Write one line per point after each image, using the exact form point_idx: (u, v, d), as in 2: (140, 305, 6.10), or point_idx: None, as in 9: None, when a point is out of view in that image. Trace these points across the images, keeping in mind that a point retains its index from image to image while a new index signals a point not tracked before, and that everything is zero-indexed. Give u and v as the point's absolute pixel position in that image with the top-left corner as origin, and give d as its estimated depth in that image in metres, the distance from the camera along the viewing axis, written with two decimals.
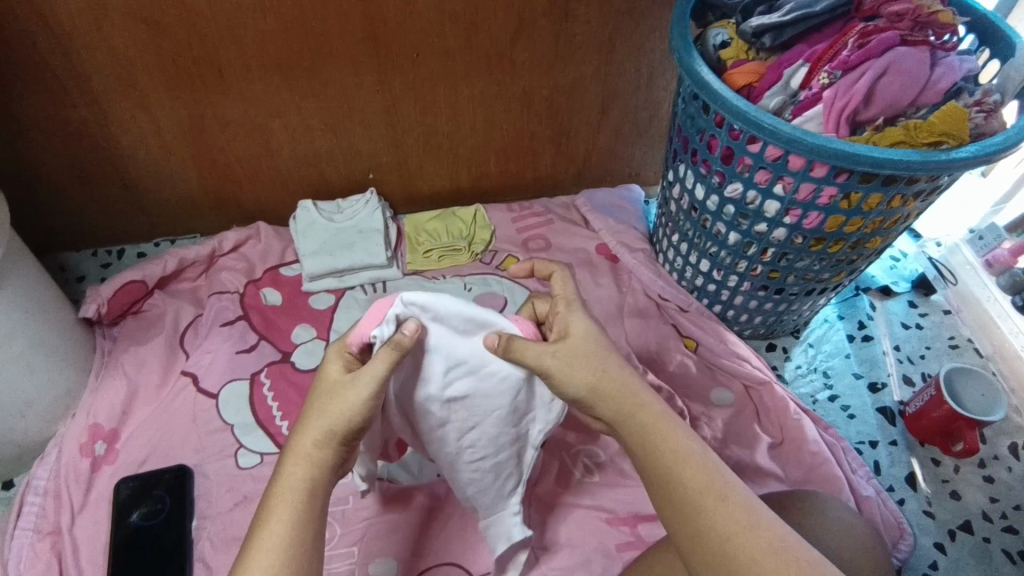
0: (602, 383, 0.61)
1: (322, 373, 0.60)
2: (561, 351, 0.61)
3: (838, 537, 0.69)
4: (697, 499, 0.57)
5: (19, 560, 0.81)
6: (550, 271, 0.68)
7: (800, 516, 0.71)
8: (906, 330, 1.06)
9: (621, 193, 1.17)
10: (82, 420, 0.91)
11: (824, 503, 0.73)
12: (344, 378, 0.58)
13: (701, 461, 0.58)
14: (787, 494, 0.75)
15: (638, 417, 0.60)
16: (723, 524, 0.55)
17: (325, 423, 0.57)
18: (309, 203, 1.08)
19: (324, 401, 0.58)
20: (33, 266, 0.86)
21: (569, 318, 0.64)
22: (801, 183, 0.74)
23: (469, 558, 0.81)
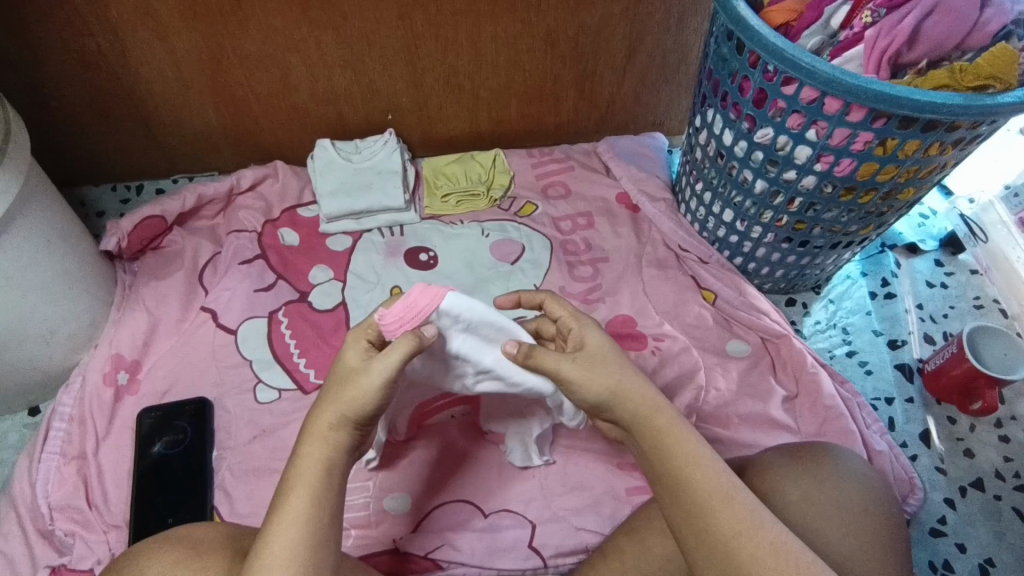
0: (620, 391, 0.61)
1: (340, 360, 0.61)
2: (579, 358, 0.62)
3: (855, 487, 0.66)
4: (706, 502, 0.58)
5: (47, 481, 0.84)
6: (539, 300, 0.70)
7: (815, 465, 0.68)
8: (930, 289, 1.04)
9: (645, 141, 1.14)
10: (104, 350, 0.92)
11: (840, 454, 0.70)
12: (360, 365, 0.59)
13: (713, 467, 0.59)
14: (801, 444, 0.71)
15: (653, 422, 0.61)
16: (729, 524, 0.57)
17: (338, 408, 0.58)
18: (327, 142, 1.07)
19: (338, 390, 0.59)
20: (54, 196, 0.86)
21: (583, 328, 0.65)
22: (836, 128, 0.72)
23: (481, 495, 0.83)
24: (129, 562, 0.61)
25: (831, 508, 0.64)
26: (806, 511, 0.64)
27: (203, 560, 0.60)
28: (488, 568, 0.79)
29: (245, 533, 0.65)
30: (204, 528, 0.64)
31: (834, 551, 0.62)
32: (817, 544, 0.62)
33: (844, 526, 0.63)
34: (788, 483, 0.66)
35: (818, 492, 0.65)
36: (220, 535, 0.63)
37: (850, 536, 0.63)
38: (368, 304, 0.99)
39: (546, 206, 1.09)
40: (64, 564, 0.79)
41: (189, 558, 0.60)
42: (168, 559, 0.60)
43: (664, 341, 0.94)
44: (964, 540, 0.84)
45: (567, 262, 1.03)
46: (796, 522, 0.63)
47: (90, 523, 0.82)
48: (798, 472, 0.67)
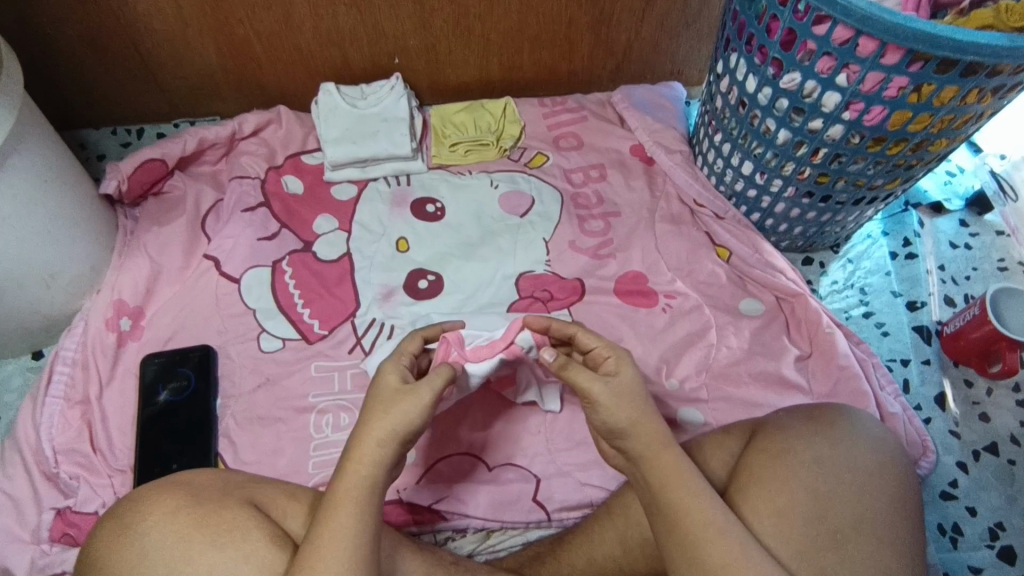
0: (641, 424, 0.61)
1: (378, 382, 0.63)
2: (610, 384, 0.62)
3: (868, 450, 0.64)
4: (698, 533, 0.58)
5: (51, 424, 0.84)
6: (570, 331, 0.69)
7: (828, 426, 0.66)
8: (953, 250, 1.01)
9: (662, 91, 1.09)
10: (106, 295, 0.91)
11: (855, 415, 0.67)
12: (402, 387, 0.62)
13: (711, 501, 0.59)
14: (814, 406, 0.69)
15: (658, 459, 0.61)
16: (720, 556, 0.57)
17: (384, 424, 0.60)
18: (331, 86, 1.03)
19: (377, 411, 0.60)
20: (50, 136, 0.84)
21: (621, 360, 0.64)
22: (868, 72, 0.68)
23: (486, 449, 0.82)
24: (127, 508, 0.60)
25: (844, 469, 0.62)
26: (817, 473, 0.62)
27: (206, 507, 0.60)
28: (491, 519, 0.79)
29: (244, 480, 0.64)
30: (203, 475, 0.64)
31: (844, 515, 0.60)
32: (827, 507, 0.61)
33: (856, 488, 0.62)
34: (799, 443, 0.64)
35: (831, 452, 0.63)
36: (221, 483, 0.63)
37: (862, 498, 0.61)
38: (373, 256, 0.96)
39: (557, 157, 1.05)
40: (70, 507, 0.80)
41: (191, 505, 0.59)
42: (170, 506, 0.59)
43: (675, 299, 0.93)
44: (975, 504, 0.83)
45: (577, 216, 1.00)
46: (806, 482, 0.62)
47: (95, 468, 0.82)
48: (810, 433, 0.65)
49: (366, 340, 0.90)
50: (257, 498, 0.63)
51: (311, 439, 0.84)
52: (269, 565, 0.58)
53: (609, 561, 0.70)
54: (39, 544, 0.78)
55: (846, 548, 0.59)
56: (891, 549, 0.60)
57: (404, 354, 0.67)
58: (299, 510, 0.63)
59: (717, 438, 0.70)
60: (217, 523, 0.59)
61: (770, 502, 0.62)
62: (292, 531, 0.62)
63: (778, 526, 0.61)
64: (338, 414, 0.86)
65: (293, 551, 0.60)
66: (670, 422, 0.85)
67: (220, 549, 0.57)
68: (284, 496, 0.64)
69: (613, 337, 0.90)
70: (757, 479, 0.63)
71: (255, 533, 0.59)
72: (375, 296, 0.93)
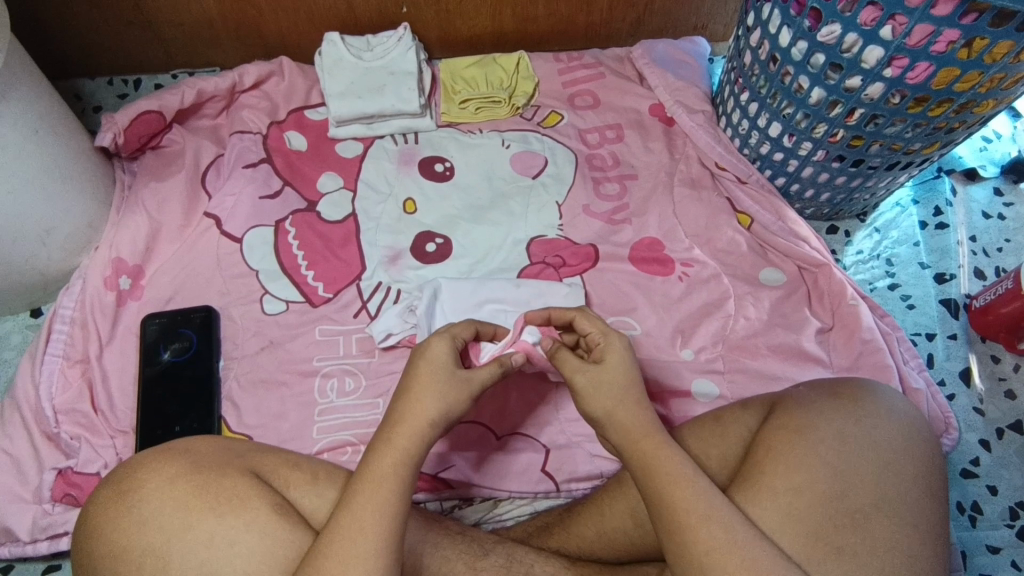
0: (617, 413, 0.60)
1: (424, 350, 0.61)
2: (592, 373, 0.61)
3: (894, 426, 0.61)
4: (683, 521, 0.54)
5: (51, 383, 0.83)
6: (569, 316, 0.67)
7: (852, 402, 0.63)
8: (986, 220, 0.96)
9: (685, 46, 1.03)
10: (104, 252, 0.88)
11: (885, 392, 0.64)
12: (447, 370, 0.60)
13: (700, 487, 0.55)
14: (837, 380, 0.66)
15: (639, 445, 0.58)
16: (704, 545, 0.53)
17: (418, 415, 0.58)
18: (336, 36, 0.97)
19: (416, 393, 0.58)
20: (39, 84, 0.80)
21: (609, 347, 0.63)
22: (916, 24, 0.64)
23: (494, 418, 0.80)
24: (124, 475, 0.58)
25: (867, 446, 0.60)
26: (840, 450, 0.59)
27: (205, 476, 0.58)
28: (498, 489, 0.78)
29: (245, 448, 0.62)
30: (202, 441, 0.62)
31: (865, 494, 0.58)
32: (847, 485, 0.58)
33: (879, 467, 0.59)
34: (821, 420, 0.61)
35: (855, 430, 0.60)
36: (221, 451, 0.61)
37: (885, 477, 0.58)
38: (379, 217, 0.93)
39: (573, 116, 1.00)
40: (71, 468, 0.79)
41: (190, 473, 0.58)
42: (168, 474, 0.58)
43: (692, 267, 0.89)
44: (996, 482, 0.81)
45: (592, 178, 0.95)
46: (827, 459, 0.59)
47: (96, 428, 0.81)
48: (833, 410, 0.62)
49: (372, 304, 0.88)
50: (258, 466, 0.61)
51: (315, 404, 0.82)
52: (271, 534, 0.56)
53: (619, 533, 0.68)
54: (40, 503, 0.78)
55: (867, 527, 0.57)
56: (914, 531, 0.57)
57: (455, 336, 0.63)
58: (302, 478, 0.62)
59: (734, 413, 0.67)
60: (216, 492, 0.57)
61: (787, 479, 0.58)
62: (294, 501, 0.60)
63: (793, 505, 0.58)
64: (343, 379, 0.83)
65: (295, 521, 0.58)
66: (684, 394, 0.82)
67: (220, 517, 0.56)
68: (286, 466, 0.62)
69: (627, 306, 0.87)
70: (774, 456, 0.60)
71: (256, 502, 0.57)
72: (381, 259, 0.90)
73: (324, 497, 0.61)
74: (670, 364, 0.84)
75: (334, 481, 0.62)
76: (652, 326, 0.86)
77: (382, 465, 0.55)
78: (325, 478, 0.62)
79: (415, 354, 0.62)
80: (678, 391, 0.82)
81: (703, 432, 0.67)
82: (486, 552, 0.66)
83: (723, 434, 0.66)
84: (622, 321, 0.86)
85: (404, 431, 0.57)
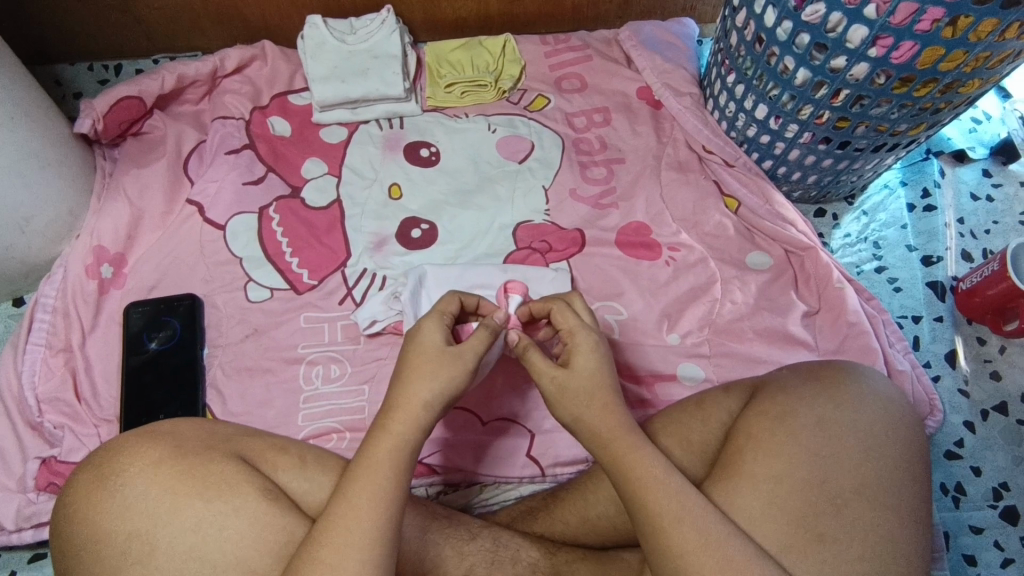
0: (587, 418, 0.59)
1: (416, 334, 0.61)
2: (557, 380, 0.61)
3: (873, 410, 0.61)
4: (661, 523, 0.54)
5: (33, 372, 0.82)
6: (547, 309, 0.65)
7: (833, 385, 0.63)
8: (974, 202, 0.96)
9: (673, 28, 1.02)
10: (85, 240, 0.87)
11: (867, 374, 0.64)
12: (438, 350, 0.60)
13: (676, 486, 0.55)
14: (819, 363, 0.66)
15: (611, 449, 0.58)
16: (681, 545, 0.53)
17: (411, 403, 0.57)
18: (318, 18, 0.96)
19: (410, 377, 0.58)
20: (14, 69, 0.78)
21: (577, 349, 0.62)
22: (901, 3, 0.64)
23: (480, 405, 0.80)
24: (105, 459, 0.57)
25: (846, 430, 0.60)
26: (819, 436, 0.59)
27: (191, 461, 0.57)
28: (484, 474, 0.78)
29: (229, 432, 0.62)
30: (186, 424, 0.61)
31: (844, 479, 0.58)
32: (826, 471, 0.58)
33: (858, 451, 0.59)
34: (801, 405, 0.61)
35: (835, 415, 0.60)
36: (205, 434, 0.60)
37: (865, 461, 0.58)
38: (364, 203, 0.92)
39: (559, 99, 0.99)
40: (55, 456, 0.79)
41: (174, 458, 0.57)
42: (152, 458, 0.57)
43: (679, 251, 0.89)
44: (980, 463, 0.81)
45: (579, 162, 0.95)
46: (807, 445, 0.59)
47: (80, 417, 0.81)
48: (814, 394, 0.62)
49: (357, 291, 0.87)
50: (244, 450, 0.60)
51: (300, 391, 0.82)
52: (262, 520, 0.56)
53: (602, 519, 0.68)
54: (25, 492, 0.78)
55: (846, 513, 0.57)
56: (893, 514, 0.57)
57: (443, 313, 0.63)
58: (290, 462, 0.61)
59: (716, 397, 0.67)
60: (203, 477, 0.56)
61: (766, 467, 0.58)
62: (283, 484, 0.60)
63: (771, 494, 0.57)
64: (328, 366, 0.83)
65: (285, 507, 0.57)
66: (670, 378, 0.82)
67: (208, 503, 0.55)
68: (275, 449, 0.62)
69: (614, 291, 0.87)
70: (754, 444, 0.60)
71: (245, 487, 0.57)
72: (366, 245, 0.89)
73: (314, 482, 0.61)
74: (656, 349, 0.84)
75: (318, 467, 0.62)
76: (638, 310, 0.86)
77: (378, 451, 0.55)
78: (313, 463, 0.62)
79: (406, 338, 0.62)
80: (664, 376, 0.82)
81: (687, 416, 0.67)
82: (472, 536, 0.66)
83: (705, 418, 0.66)
84: (608, 306, 0.86)
85: (399, 416, 0.57)
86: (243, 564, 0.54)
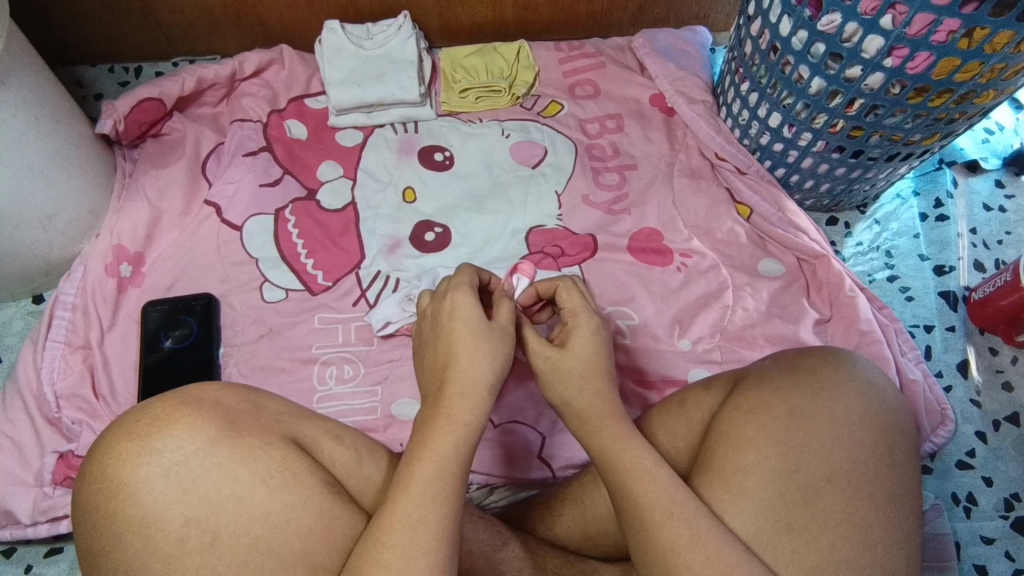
0: (575, 403, 0.61)
1: (448, 302, 0.62)
2: (550, 359, 0.62)
3: (851, 397, 0.59)
4: (648, 516, 0.54)
5: (52, 369, 0.83)
6: (555, 286, 0.67)
7: (808, 374, 0.61)
8: (986, 212, 0.96)
9: (687, 35, 1.03)
10: (105, 239, 0.89)
11: (847, 361, 0.62)
12: (465, 316, 0.61)
13: (661, 479, 0.55)
14: (798, 354, 0.65)
15: (597, 437, 0.59)
16: (668, 540, 0.53)
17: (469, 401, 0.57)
18: (336, 23, 0.97)
19: (462, 359, 0.59)
20: (40, 71, 0.80)
21: (576, 330, 0.63)
22: (917, 14, 0.64)
23: (494, 408, 0.80)
24: (153, 433, 0.53)
25: (819, 418, 0.58)
26: (790, 426, 0.58)
27: (251, 443, 0.55)
28: (499, 477, 0.78)
29: (278, 413, 0.60)
30: (233, 400, 0.58)
31: (816, 468, 0.56)
32: (798, 461, 0.56)
33: (833, 439, 0.57)
34: (773, 396, 0.60)
35: (808, 405, 0.59)
36: (256, 413, 0.58)
37: (837, 448, 0.57)
38: (379, 205, 0.93)
39: (573, 105, 1.00)
40: (72, 452, 0.80)
41: (235, 439, 0.55)
42: (209, 437, 0.54)
43: (691, 257, 0.89)
44: (992, 474, 0.81)
45: (592, 168, 0.95)
46: (776, 435, 0.57)
47: (97, 414, 0.82)
48: (786, 385, 0.60)
49: (371, 293, 0.88)
50: (298, 435, 0.59)
51: (314, 391, 0.83)
52: (327, 513, 0.55)
53: (606, 538, 0.68)
54: (42, 487, 0.79)
55: (818, 503, 0.55)
56: (867, 501, 0.55)
57: (472, 288, 0.63)
58: (346, 455, 0.60)
59: (698, 396, 0.67)
60: (265, 461, 0.54)
61: (738, 460, 0.57)
62: (340, 477, 0.59)
63: (741, 485, 0.56)
64: (342, 366, 0.84)
65: (344, 498, 0.57)
66: (681, 384, 0.83)
67: (274, 491, 0.54)
68: (330, 438, 0.61)
69: (625, 296, 0.87)
70: (727, 439, 0.59)
71: (309, 477, 0.56)
72: (381, 248, 0.90)
73: (367, 476, 0.60)
74: (667, 354, 0.84)
75: None
76: (649, 316, 0.86)
77: (445, 443, 0.55)
78: (369, 456, 0.62)
79: (438, 311, 0.62)
80: (675, 381, 0.83)
81: (671, 418, 0.67)
82: (504, 541, 0.65)
83: (689, 420, 0.66)
84: (620, 311, 0.86)
85: (465, 407, 0.57)
86: (309, 559, 0.53)
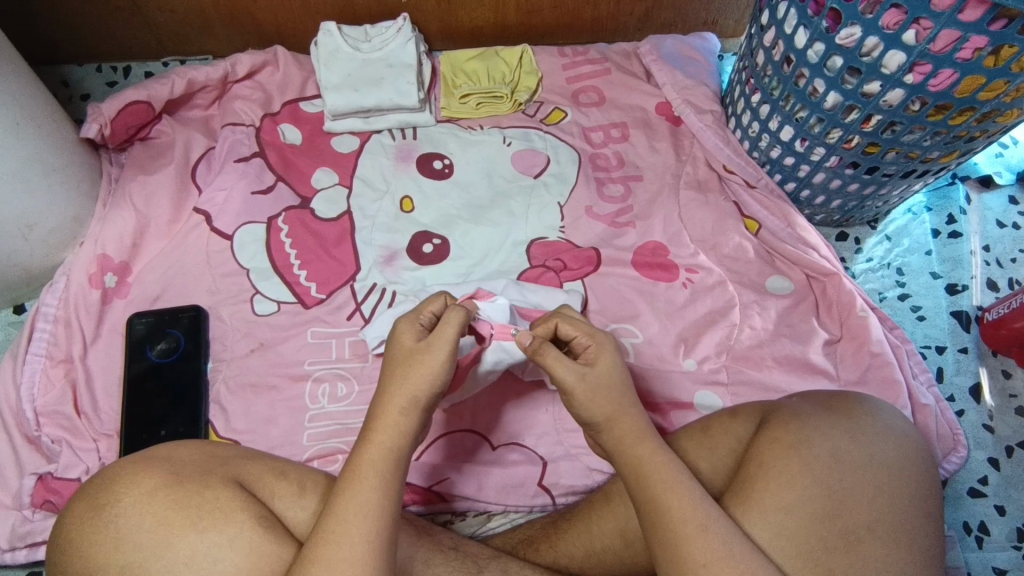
0: (617, 419, 0.59)
1: (395, 342, 0.60)
2: (587, 377, 0.59)
3: (890, 442, 0.60)
4: (678, 529, 0.54)
5: (32, 384, 0.80)
6: (551, 324, 0.63)
7: (847, 417, 0.61)
8: (1001, 229, 0.93)
9: (694, 43, 1.00)
10: (90, 248, 0.85)
11: (880, 409, 0.63)
12: (417, 347, 0.58)
13: (693, 496, 0.55)
14: (833, 394, 0.65)
15: (636, 451, 0.58)
16: (700, 558, 0.53)
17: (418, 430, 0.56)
18: (332, 25, 0.93)
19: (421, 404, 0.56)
20: (22, 73, 0.76)
21: (601, 349, 0.61)
22: (942, 30, 0.62)
23: (492, 430, 0.78)
24: (100, 487, 0.55)
25: (862, 464, 0.58)
26: (833, 468, 0.58)
27: (187, 487, 0.55)
28: (493, 503, 0.76)
29: (229, 455, 0.59)
30: (186, 448, 0.59)
31: (858, 515, 0.56)
32: (841, 506, 0.57)
33: (875, 487, 0.57)
34: (816, 433, 0.59)
35: (851, 447, 0.59)
36: (204, 458, 0.58)
37: (880, 496, 0.57)
38: (375, 215, 0.90)
39: (576, 113, 0.97)
40: (51, 473, 0.77)
41: (170, 485, 0.55)
42: (146, 487, 0.54)
43: (697, 273, 0.86)
44: (1004, 502, 0.79)
45: (596, 179, 0.92)
46: (820, 476, 0.57)
47: (79, 431, 0.79)
48: (829, 423, 0.60)
49: (366, 307, 0.85)
50: (243, 475, 0.58)
51: (306, 409, 0.80)
52: (259, 549, 0.53)
53: (608, 553, 0.66)
54: (20, 510, 0.76)
55: (858, 550, 0.56)
56: (908, 552, 0.56)
57: (422, 314, 0.61)
58: (288, 489, 0.59)
59: (724, 422, 0.65)
60: (198, 505, 0.54)
61: (779, 497, 0.57)
62: (280, 512, 0.58)
63: (782, 524, 0.56)
64: (335, 383, 0.81)
65: (279, 531, 0.55)
66: (686, 406, 0.80)
67: (202, 533, 0.53)
68: (273, 474, 0.59)
69: (628, 314, 0.84)
70: (766, 471, 0.58)
71: (239, 514, 0.54)
72: (376, 259, 0.87)
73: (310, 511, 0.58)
74: (671, 375, 0.81)
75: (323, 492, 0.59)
76: (653, 334, 0.83)
77: (382, 474, 0.54)
78: (313, 489, 0.59)
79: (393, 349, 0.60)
80: (679, 404, 0.80)
81: (694, 443, 0.65)
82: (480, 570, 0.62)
83: (714, 444, 0.64)
84: (623, 328, 0.84)
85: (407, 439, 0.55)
86: None
